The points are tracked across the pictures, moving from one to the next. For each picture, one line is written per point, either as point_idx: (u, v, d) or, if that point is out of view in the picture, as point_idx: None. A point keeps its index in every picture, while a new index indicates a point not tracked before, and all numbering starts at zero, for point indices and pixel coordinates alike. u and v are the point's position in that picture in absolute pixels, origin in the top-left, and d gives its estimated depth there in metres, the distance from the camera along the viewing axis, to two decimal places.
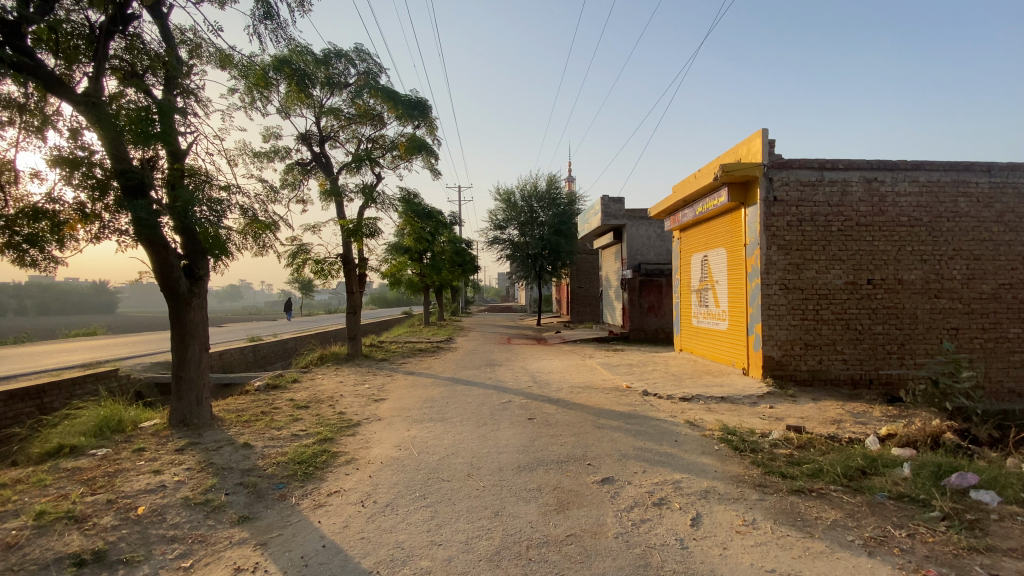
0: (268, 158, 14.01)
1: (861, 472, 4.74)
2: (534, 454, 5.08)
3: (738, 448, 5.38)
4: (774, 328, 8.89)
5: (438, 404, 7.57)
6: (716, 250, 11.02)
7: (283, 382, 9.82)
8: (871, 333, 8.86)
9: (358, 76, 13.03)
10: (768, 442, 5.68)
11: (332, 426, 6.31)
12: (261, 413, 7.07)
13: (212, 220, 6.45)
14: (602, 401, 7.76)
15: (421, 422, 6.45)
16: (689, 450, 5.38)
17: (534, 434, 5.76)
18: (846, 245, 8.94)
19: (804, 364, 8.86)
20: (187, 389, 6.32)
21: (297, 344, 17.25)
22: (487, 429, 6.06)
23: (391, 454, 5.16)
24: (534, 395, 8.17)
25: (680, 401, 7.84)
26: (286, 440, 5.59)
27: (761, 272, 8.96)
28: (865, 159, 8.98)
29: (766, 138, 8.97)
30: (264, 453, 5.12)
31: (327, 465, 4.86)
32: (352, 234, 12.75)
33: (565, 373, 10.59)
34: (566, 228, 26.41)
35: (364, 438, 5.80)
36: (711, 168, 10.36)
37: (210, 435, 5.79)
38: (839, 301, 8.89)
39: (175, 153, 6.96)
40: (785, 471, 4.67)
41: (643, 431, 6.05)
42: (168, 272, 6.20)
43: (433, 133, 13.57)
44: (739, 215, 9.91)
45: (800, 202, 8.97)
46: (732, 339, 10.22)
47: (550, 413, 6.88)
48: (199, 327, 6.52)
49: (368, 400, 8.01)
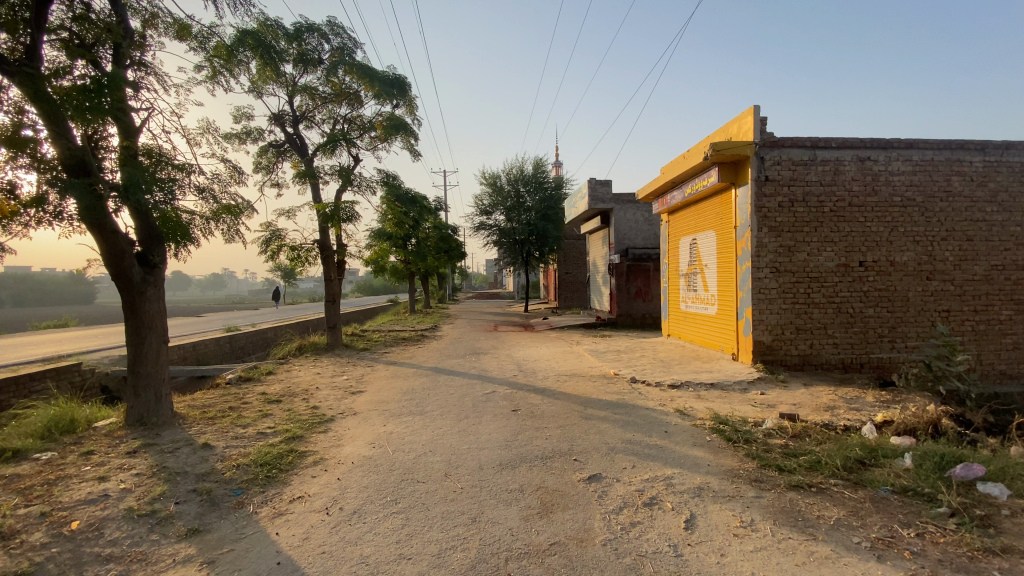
0: (239, 139, 13.40)
1: (860, 464, 4.55)
2: (517, 449, 4.76)
3: (731, 438, 5.13)
4: (765, 313, 8.66)
5: (418, 396, 7.20)
6: (705, 232, 10.72)
7: (256, 374, 9.39)
8: (862, 316, 8.68)
9: (332, 52, 12.35)
10: (762, 431, 5.44)
11: (302, 422, 5.93)
12: (228, 408, 6.65)
13: (166, 202, 5.91)
14: (589, 390, 7.48)
15: (399, 416, 6.09)
16: (679, 441, 5.11)
17: (518, 428, 5.44)
18: (838, 226, 8.70)
19: (795, 348, 8.66)
20: (144, 386, 5.87)
21: (277, 334, 16.78)
22: (468, 422, 5.72)
23: (364, 453, 4.80)
24: (520, 385, 7.85)
25: (669, 388, 7.58)
26: (251, 439, 5.19)
27: (752, 254, 8.68)
28: (858, 137, 8.70)
29: (758, 115, 8.64)
30: (224, 454, 4.72)
31: (293, 466, 4.48)
32: (329, 218, 12.23)
33: (551, 361, 10.30)
34: (553, 212, 25.99)
35: (336, 435, 5.43)
36: (701, 147, 10.00)
37: (168, 435, 5.36)
38: (830, 284, 8.67)
39: (128, 129, 6.43)
40: (781, 463, 4.45)
41: (631, 422, 5.77)
42: (117, 258, 5.69)
43: (413, 112, 13.01)
44: (729, 196, 9.59)
45: (792, 182, 8.68)
46: (721, 324, 9.98)
47: (536, 403, 6.56)
48: (156, 318, 6.03)
49: (344, 393, 7.64)
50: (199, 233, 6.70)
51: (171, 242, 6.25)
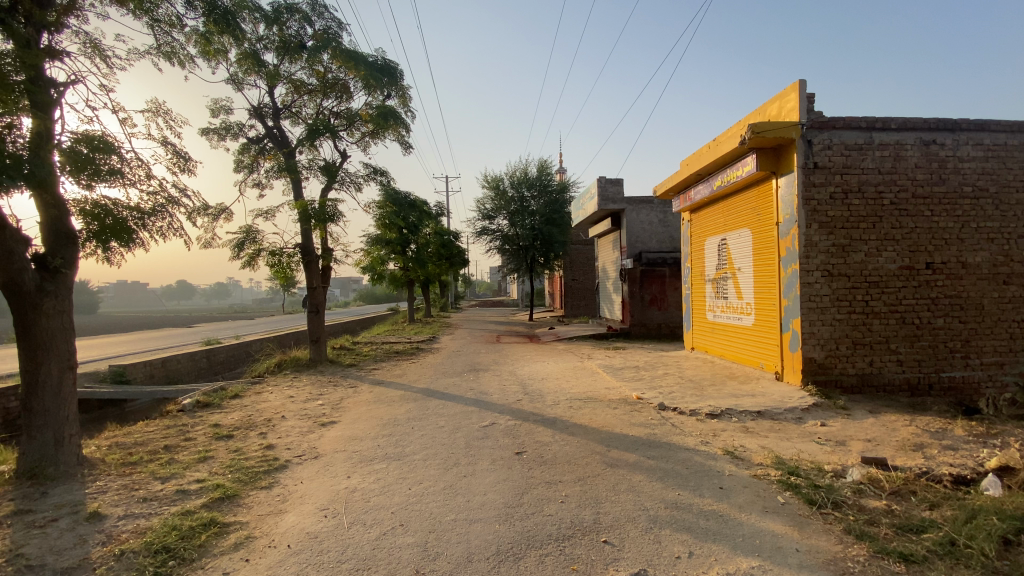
0: (218, 135, 12.25)
1: (1011, 545, 3.20)
2: (520, 525, 3.39)
3: (815, 502, 3.78)
4: (816, 324, 7.26)
5: (399, 432, 5.81)
6: (737, 231, 9.39)
7: (217, 398, 8.02)
8: (930, 328, 7.30)
9: (316, 35, 11.14)
10: (850, 488, 4.10)
11: (244, 472, 4.56)
12: (160, 449, 5.30)
13: (112, 204, 4.98)
14: (611, 421, 6.08)
15: (369, 464, 4.73)
16: (744, 506, 3.74)
17: (523, 484, 4.09)
18: (901, 222, 7.34)
19: (852, 367, 7.25)
20: (39, 426, 4.49)
21: (260, 346, 15.58)
22: (457, 474, 4.36)
23: (309, 529, 3.44)
24: (525, 414, 6.45)
25: (708, 419, 6.19)
26: (163, 503, 3.84)
27: (800, 255, 7.30)
28: (922, 116, 7.39)
29: (804, 91, 7.31)
30: (112, 533, 3.37)
31: (202, 554, 3.14)
32: (312, 220, 10.98)
33: (561, 381, 8.89)
34: (559, 217, 24.71)
35: (281, 495, 4.07)
36: (734, 133, 8.69)
37: (55, 496, 3.99)
38: (893, 290, 7.30)
39: (43, 103, 5.06)
40: (903, 549, 3.13)
41: (672, 472, 4.38)
42: (2, 259, 4.30)
43: (405, 102, 11.81)
44: (768, 188, 8.25)
45: (846, 169, 7.33)
46: (759, 337, 8.60)
47: (545, 443, 5.18)
48: (57, 338, 4.64)
49: (313, 426, 6.30)
50: (148, 234, 5.44)
51: (91, 239, 4.94)
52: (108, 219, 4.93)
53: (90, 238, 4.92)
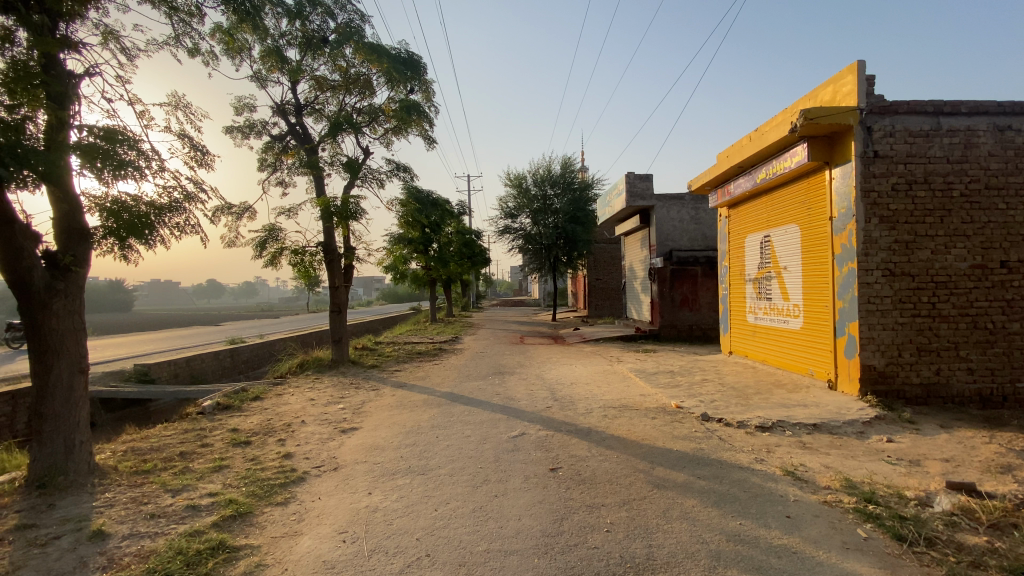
0: (242, 134, 12.16)
1: None
2: (562, 559, 2.97)
3: (904, 538, 3.26)
4: (877, 328, 6.62)
5: (423, 441, 5.44)
6: (783, 227, 8.77)
7: (238, 401, 7.81)
8: (1005, 333, 6.59)
9: (338, 29, 10.87)
10: (940, 521, 3.54)
11: (259, 485, 4.25)
12: (176, 456, 5.05)
13: (126, 197, 4.71)
14: (652, 433, 5.59)
15: (392, 478, 4.36)
16: (821, 541, 3.23)
17: (561, 507, 3.67)
18: (972, 216, 6.64)
19: (916, 376, 6.58)
20: (50, 433, 4.27)
21: (283, 346, 15.48)
22: (488, 493, 3.96)
23: (325, 556, 3.08)
24: (556, 423, 6.01)
25: (758, 432, 5.64)
26: (172, 521, 3.53)
27: (858, 253, 6.68)
28: (996, 99, 6.68)
29: (863, 73, 6.68)
30: (113, 555, 3.07)
31: None
32: (335, 217, 10.75)
33: (591, 386, 8.42)
34: (583, 215, 24.16)
35: (297, 512, 3.74)
36: (782, 121, 8.07)
37: (61, 509, 3.74)
38: (962, 291, 6.61)
39: (59, 95, 4.84)
40: None
41: (729, 496, 3.90)
42: (9, 257, 4.10)
43: (429, 97, 11.48)
44: (819, 180, 7.64)
45: (910, 158, 6.67)
46: (809, 342, 7.97)
47: (582, 458, 4.73)
48: (67, 339, 4.40)
49: (334, 432, 5.99)
50: (167, 230, 5.13)
51: (108, 236, 4.68)
52: (125, 215, 4.65)
53: (106, 234, 4.66)
